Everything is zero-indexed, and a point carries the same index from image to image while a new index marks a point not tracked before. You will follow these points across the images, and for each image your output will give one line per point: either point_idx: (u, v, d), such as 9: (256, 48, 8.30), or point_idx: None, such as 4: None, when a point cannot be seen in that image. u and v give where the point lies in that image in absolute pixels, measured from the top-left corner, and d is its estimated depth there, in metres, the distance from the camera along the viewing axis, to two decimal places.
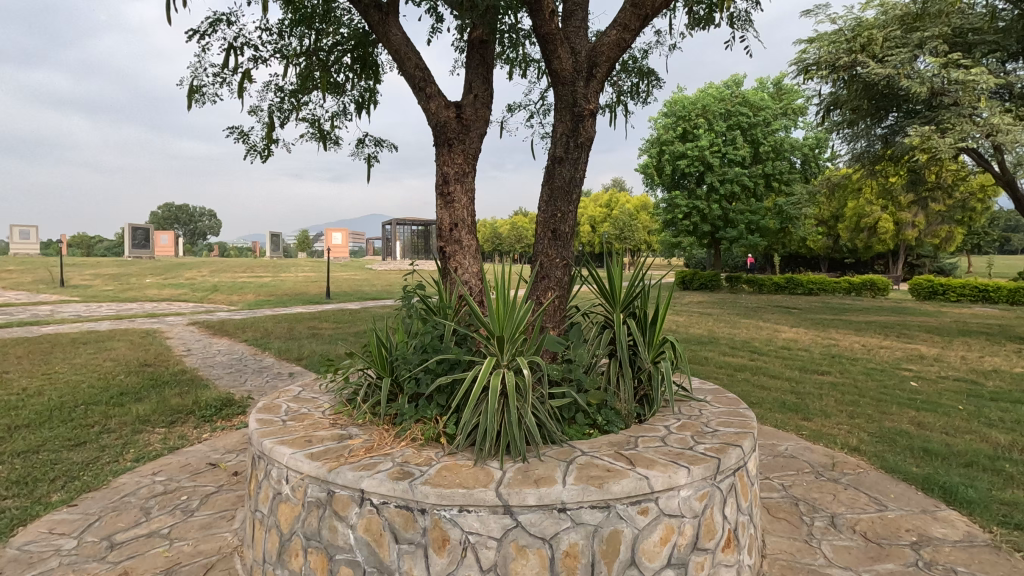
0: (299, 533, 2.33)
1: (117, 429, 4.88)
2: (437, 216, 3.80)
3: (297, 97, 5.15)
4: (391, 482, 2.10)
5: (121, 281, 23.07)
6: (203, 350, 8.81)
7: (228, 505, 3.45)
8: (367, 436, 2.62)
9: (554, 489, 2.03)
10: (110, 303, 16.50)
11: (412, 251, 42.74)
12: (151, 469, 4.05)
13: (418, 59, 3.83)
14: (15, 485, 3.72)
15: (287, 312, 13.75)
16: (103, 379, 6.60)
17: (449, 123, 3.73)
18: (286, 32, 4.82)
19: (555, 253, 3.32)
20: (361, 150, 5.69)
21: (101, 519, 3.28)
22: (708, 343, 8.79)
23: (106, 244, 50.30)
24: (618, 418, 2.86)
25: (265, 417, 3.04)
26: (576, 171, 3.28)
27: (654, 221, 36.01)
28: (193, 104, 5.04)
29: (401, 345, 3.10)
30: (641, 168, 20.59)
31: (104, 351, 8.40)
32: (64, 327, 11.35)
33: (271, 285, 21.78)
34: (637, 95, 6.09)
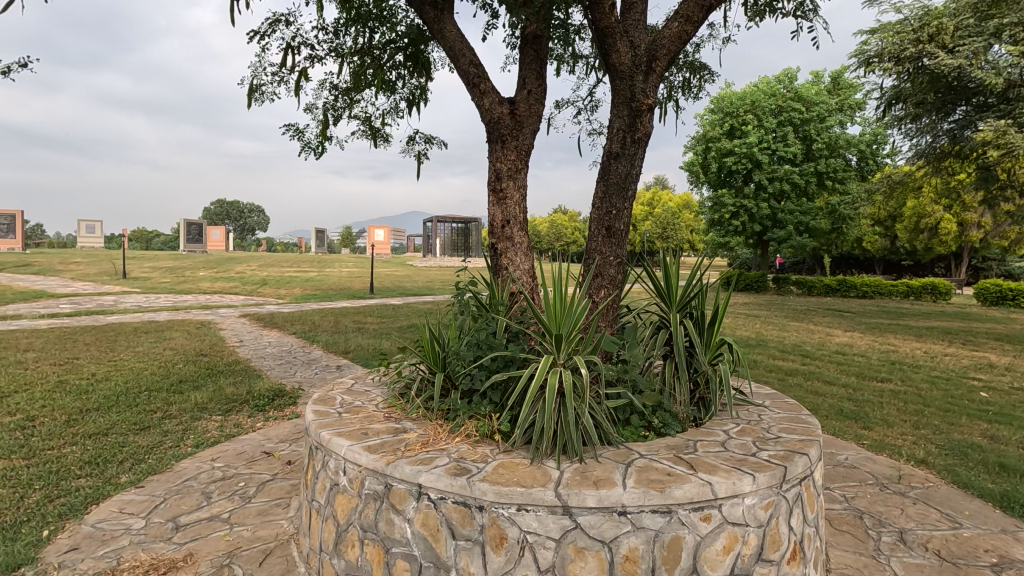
0: (356, 524, 2.37)
1: (178, 416, 5.09)
2: (489, 212, 3.80)
3: (351, 95, 5.26)
4: (448, 477, 2.10)
5: (177, 274, 24.19)
6: (254, 341, 9.13)
7: (282, 493, 3.54)
8: (421, 431, 2.63)
9: (614, 492, 1.98)
10: (169, 295, 17.32)
11: (452, 249, 43.25)
12: (210, 456, 4.21)
13: (472, 56, 3.83)
14: (88, 465, 3.94)
15: (332, 307, 14.08)
16: (164, 367, 6.92)
17: (503, 119, 3.71)
18: (341, 31, 4.91)
19: (610, 251, 3.28)
20: (411, 147, 5.76)
21: (166, 501, 3.42)
22: (757, 345, 8.53)
23: (163, 239, 52.92)
24: (674, 421, 2.78)
25: (321, 408, 3.11)
26: (632, 167, 3.22)
27: (698, 220, 35.24)
28: (253, 102, 5.22)
29: (454, 341, 3.11)
30: (686, 167, 20.14)
31: (164, 340, 8.81)
32: (127, 316, 11.98)
33: (317, 280, 22.37)
34: (689, 91, 5.96)
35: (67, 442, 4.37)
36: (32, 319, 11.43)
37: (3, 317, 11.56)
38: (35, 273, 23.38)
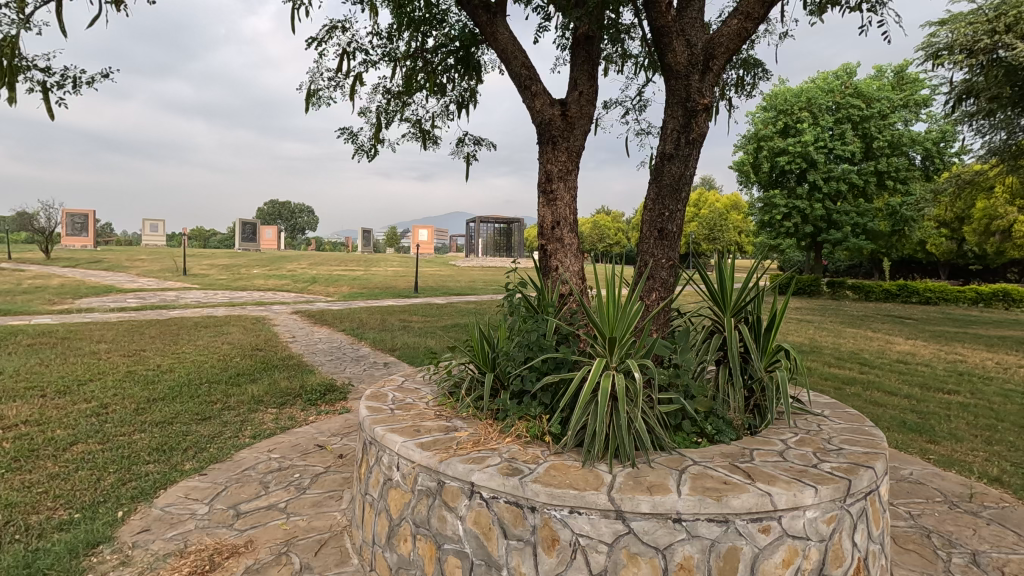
0: (408, 519, 2.42)
1: (236, 408, 5.32)
2: (539, 213, 3.82)
3: (403, 98, 5.37)
4: (501, 477, 2.12)
5: (233, 271, 25.33)
6: (306, 337, 9.46)
7: (335, 485, 3.66)
8: (472, 430, 2.66)
9: (669, 498, 1.95)
10: (225, 291, 18.12)
11: (494, 250, 43.55)
12: (267, 447, 4.38)
13: (524, 58, 3.85)
14: (157, 451, 4.18)
15: (377, 305, 14.39)
16: (222, 360, 7.25)
17: (554, 121, 3.72)
18: (394, 35, 5.03)
19: (662, 253, 3.23)
20: (460, 149, 5.85)
21: (227, 489, 3.59)
22: (811, 352, 8.22)
23: (220, 238, 55.47)
24: (729, 428, 2.71)
25: (374, 404, 3.19)
26: (687, 168, 3.16)
27: (747, 222, 34.21)
28: (310, 107, 5.40)
29: (504, 342, 3.13)
30: (735, 166, 19.56)
31: (222, 335, 9.24)
32: (188, 311, 12.62)
33: (364, 279, 22.95)
34: (742, 88, 5.79)
35: (136, 429, 4.64)
36: (103, 312, 12.19)
37: (78, 310, 12.38)
38: (105, 269, 24.93)
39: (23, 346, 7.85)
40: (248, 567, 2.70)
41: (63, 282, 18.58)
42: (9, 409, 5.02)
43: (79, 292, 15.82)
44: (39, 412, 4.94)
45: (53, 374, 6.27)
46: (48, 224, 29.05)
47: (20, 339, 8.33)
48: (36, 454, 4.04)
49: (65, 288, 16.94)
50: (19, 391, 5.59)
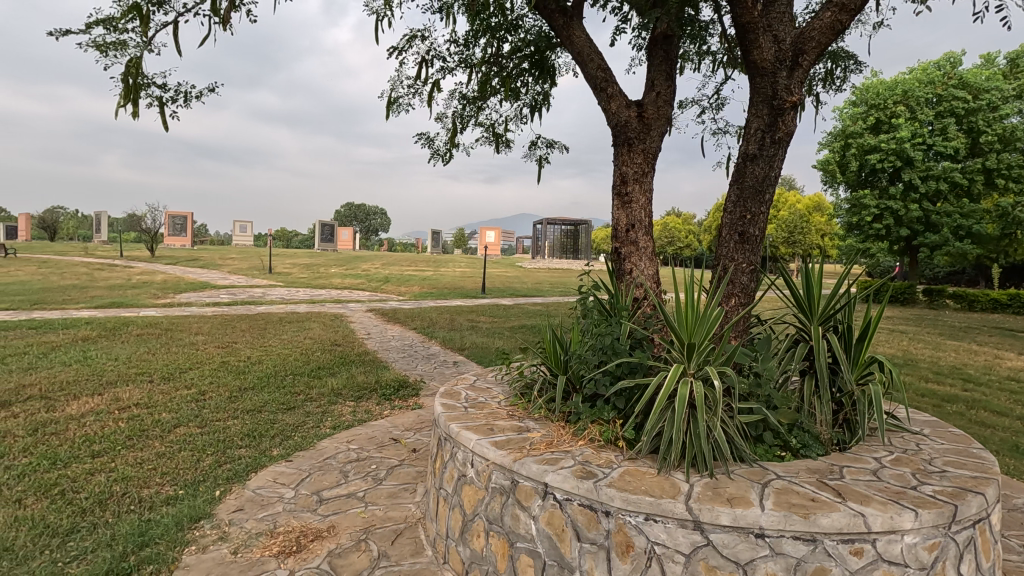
0: (482, 516, 2.47)
1: (317, 399, 5.63)
2: (613, 216, 3.81)
3: (478, 103, 5.49)
4: (575, 479, 2.12)
5: (312, 270, 26.77)
6: (380, 334, 9.85)
7: (410, 478, 3.79)
8: (545, 431, 2.69)
9: (751, 512, 1.88)
10: (305, 288, 19.19)
11: (562, 251, 43.47)
12: (346, 438, 4.61)
13: (600, 60, 3.83)
14: (249, 437, 4.50)
15: (446, 304, 14.74)
16: (304, 354, 7.68)
17: (630, 123, 3.68)
18: (471, 42, 5.15)
19: (743, 257, 3.13)
20: (532, 151, 5.92)
21: (311, 476, 3.81)
22: (905, 366, 7.60)
23: (301, 238, 58.82)
24: (816, 443, 2.57)
25: (448, 401, 3.29)
26: (771, 169, 3.04)
27: (831, 224, 32.10)
28: (391, 114, 5.63)
29: (576, 344, 3.15)
30: (819, 165, 18.43)
31: (304, 330, 9.80)
32: (273, 307, 13.48)
33: (433, 279, 23.57)
34: (831, 83, 5.48)
35: (230, 415, 5.02)
36: (200, 306, 13.27)
37: (179, 304, 13.54)
38: (202, 267, 27.09)
39: (133, 336, 8.68)
40: (331, 550, 2.86)
41: (166, 278, 20.41)
42: (123, 392, 5.58)
43: (180, 287, 17.30)
44: (148, 396, 5.46)
45: (159, 362, 6.89)
46: (153, 225, 31.89)
47: (131, 329, 9.22)
48: (146, 434, 4.47)
49: (168, 283, 18.53)
50: (131, 376, 6.19)
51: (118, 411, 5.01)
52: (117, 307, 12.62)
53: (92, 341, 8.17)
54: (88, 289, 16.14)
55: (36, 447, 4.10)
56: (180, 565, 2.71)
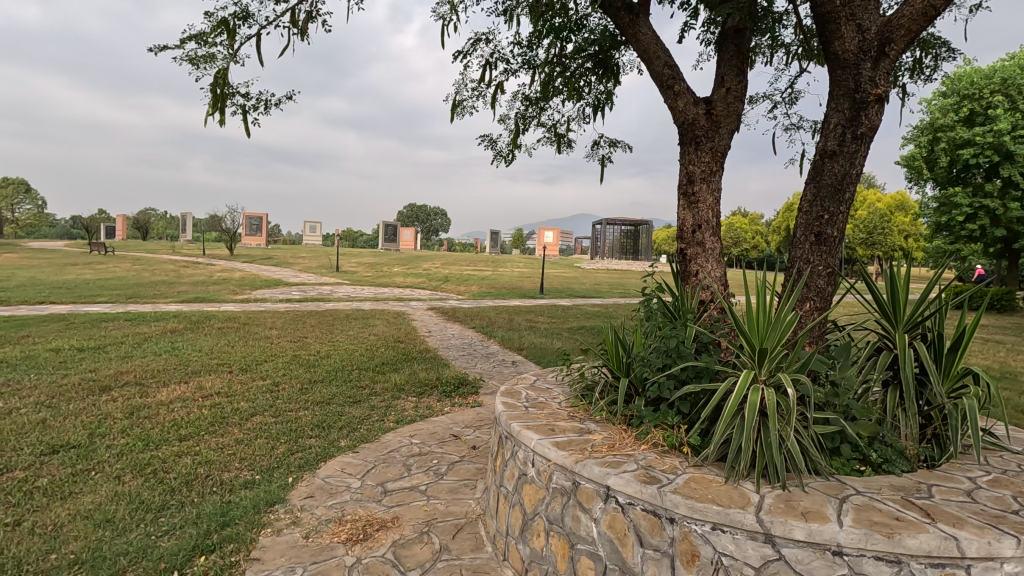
0: (542, 515, 2.48)
1: (381, 393, 5.83)
2: (678, 216, 3.73)
3: (540, 103, 5.50)
4: (638, 484, 2.09)
5: (376, 269, 27.69)
6: (440, 332, 10.06)
7: (470, 475, 3.86)
8: (606, 434, 2.66)
9: (828, 528, 1.79)
10: (370, 287, 19.90)
11: (621, 252, 42.84)
12: (408, 432, 4.74)
13: (667, 57, 3.75)
14: (319, 427, 4.73)
15: (505, 304, 14.88)
16: (369, 350, 7.96)
17: (698, 120, 3.58)
18: (534, 43, 5.17)
19: (819, 259, 2.98)
20: (595, 151, 5.89)
21: (376, 467, 3.95)
22: (1002, 379, 6.95)
23: (365, 238, 61.01)
24: (900, 458, 2.41)
25: (509, 400, 3.33)
26: (852, 166, 2.87)
27: (916, 224, 29.80)
28: (455, 116, 5.76)
29: (639, 347, 3.10)
30: (903, 161, 17.19)
31: (368, 326, 10.16)
32: (340, 304, 14.05)
33: (492, 279, 23.83)
34: (920, 72, 5.10)
35: (301, 406, 5.28)
36: (274, 302, 14.03)
37: (255, 300, 14.37)
38: (276, 265, 28.63)
39: (214, 329, 9.30)
40: (395, 540, 2.95)
41: (243, 275, 21.71)
42: (206, 381, 6.00)
43: (256, 284, 18.38)
44: (228, 386, 5.84)
45: (237, 354, 7.35)
46: (233, 226, 34.11)
47: (213, 323, 9.89)
48: (226, 420, 4.79)
49: (245, 280, 19.73)
50: (213, 366, 6.64)
51: (202, 399, 5.38)
52: (200, 301, 13.56)
53: (179, 333, 8.83)
54: (175, 285, 17.42)
55: (132, 429, 4.47)
56: (257, 545, 2.88)
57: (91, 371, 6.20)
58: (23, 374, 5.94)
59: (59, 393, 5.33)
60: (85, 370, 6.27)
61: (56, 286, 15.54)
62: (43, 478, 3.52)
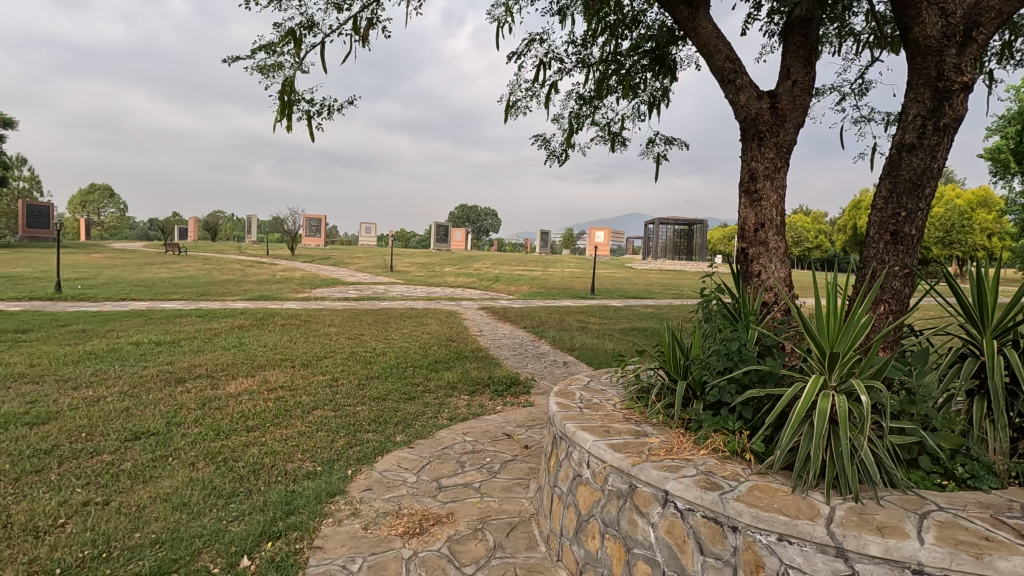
0: (597, 517, 2.45)
1: (435, 391, 5.94)
2: (740, 214, 3.61)
3: (594, 102, 5.46)
4: (698, 489, 2.04)
5: (428, 269, 28.22)
6: (492, 332, 10.14)
7: (523, 473, 3.88)
8: (663, 437, 2.61)
9: (907, 545, 1.68)
10: (423, 286, 20.27)
11: (675, 252, 41.86)
12: (461, 429, 4.81)
13: (728, 51, 3.65)
14: (376, 422, 4.87)
15: (556, 305, 14.83)
16: (423, 348, 8.13)
17: (762, 115, 3.45)
18: (589, 42, 5.13)
19: (895, 259, 2.81)
20: (650, 149, 5.79)
21: (431, 463, 4.03)
22: None
23: (418, 239, 62.31)
24: (987, 473, 2.24)
25: (563, 400, 3.32)
26: (934, 160, 2.70)
27: (1001, 222, 27.55)
28: (509, 117, 5.80)
29: (698, 349, 3.02)
30: (987, 155, 15.94)
31: (422, 325, 10.36)
32: (394, 302, 14.42)
33: (542, 279, 23.81)
34: (1010, 57, 4.72)
35: (358, 401, 5.46)
36: (332, 300, 14.55)
37: (314, 298, 14.94)
38: (333, 265, 29.67)
39: (278, 325, 9.74)
40: (450, 535, 3.00)
41: (303, 274, 22.62)
42: (271, 375, 6.30)
43: (316, 283, 19.13)
44: (291, 380, 6.11)
45: (299, 350, 7.68)
46: (294, 227, 35.66)
47: (277, 319, 10.37)
48: (290, 413, 5.00)
49: (305, 279, 20.58)
50: (277, 361, 6.96)
51: (267, 392, 5.66)
52: (264, 299, 14.25)
53: (246, 329, 9.31)
54: (242, 283, 18.37)
55: (204, 419, 4.74)
56: (319, 534, 3.00)
57: (167, 364, 6.63)
58: (109, 365, 6.42)
59: (140, 383, 5.73)
60: (162, 362, 6.71)
61: (137, 283, 16.70)
62: (127, 462, 3.80)
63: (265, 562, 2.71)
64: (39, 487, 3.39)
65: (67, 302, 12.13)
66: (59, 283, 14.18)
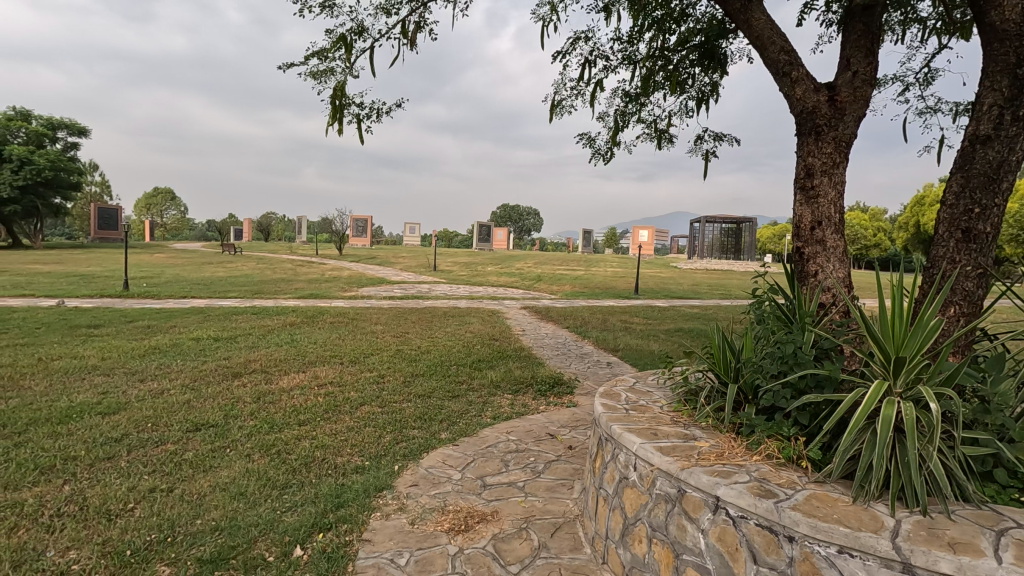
0: (644, 521, 2.42)
1: (479, 390, 5.98)
2: (795, 212, 3.48)
3: (640, 99, 5.38)
4: (752, 496, 1.97)
5: (471, 268, 28.43)
6: (534, 332, 10.12)
7: (567, 474, 3.86)
8: (713, 442, 2.53)
9: (982, 564, 1.58)
10: (465, 286, 20.44)
11: (722, 251, 40.71)
12: (505, 428, 4.82)
13: (784, 42, 3.51)
14: (421, 419, 4.94)
15: (599, 305, 14.68)
16: (467, 347, 8.19)
17: (820, 108, 3.31)
18: (635, 38, 5.05)
19: (967, 259, 2.64)
20: (699, 146, 5.65)
21: (475, 461, 4.07)
22: None
23: (460, 239, 62.94)
24: None
25: (608, 402, 3.28)
26: (1012, 152, 2.52)
27: None
28: (554, 116, 5.78)
29: (749, 352, 2.92)
30: None
31: (465, 324, 10.46)
32: (438, 302, 14.61)
33: (585, 279, 23.62)
34: None
35: (404, 398, 5.56)
36: (378, 299, 14.88)
37: (361, 296, 15.33)
38: (379, 264, 30.34)
39: (327, 323, 10.02)
40: (495, 534, 3.01)
41: (350, 273, 23.22)
42: (321, 371, 6.49)
43: (362, 282, 19.62)
44: (340, 376, 6.28)
45: (347, 347, 7.89)
46: (342, 228, 36.62)
47: (326, 317, 10.68)
48: (339, 408, 5.15)
49: (353, 278, 21.10)
50: (326, 358, 7.17)
51: (317, 387, 5.84)
52: (314, 298, 14.69)
53: (297, 326, 9.62)
54: (293, 282, 18.98)
55: (259, 412, 4.94)
56: (368, 528, 3.07)
57: (224, 359, 6.94)
58: (171, 359, 6.77)
59: (200, 377, 6.02)
60: (220, 357, 7.02)
61: (196, 282, 17.56)
62: (188, 452, 3.99)
63: (317, 553, 2.79)
64: (111, 473, 3.61)
65: (134, 299, 12.85)
66: (126, 281, 15.05)
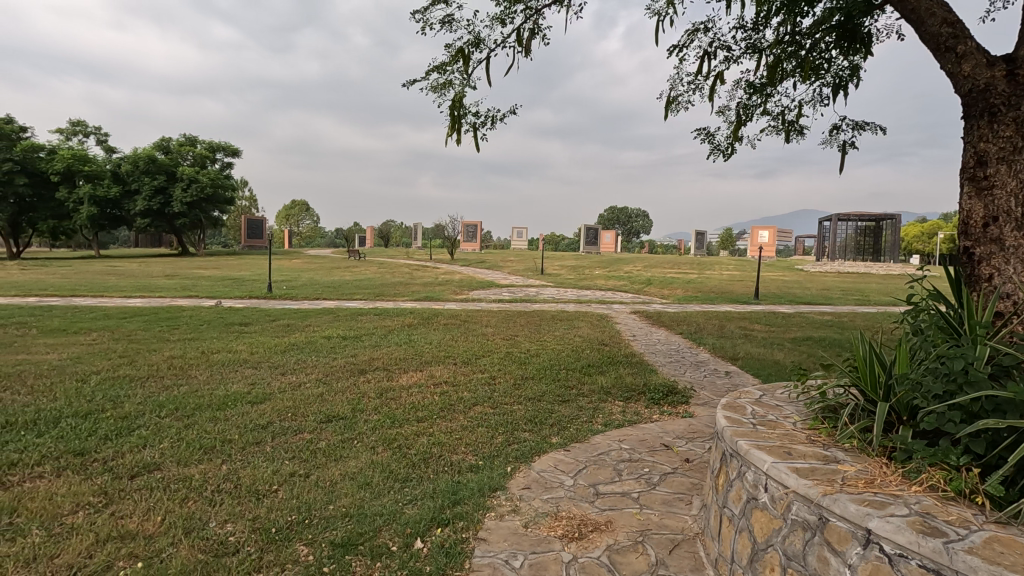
0: (778, 548, 2.21)
1: (589, 395, 5.91)
2: (964, 206, 3.05)
3: (765, 89, 5.01)
4: (913, 533, 1.72)
5: (578, 272, 28.27)
6: (645, 337, 9.81)
7: (685, 488, 3.67)
8: (861, 466, 2.26)
9: None
10: (573, 289, 20.36)
11: (857, 252, 36.78)
12: (617, 436, 4.71)
13: (946, 12, 3.09)
14: (532, 422, 4.98)
15: (715, 310, 13.91)
16: (576, 351, 8.13)
17: (995, 85, 2.88)
18: (761, 24, 4.72)
19: None
20: (834, 136, 5.15)
21: (587, 467, 4.01)
22: None
23: (568, 241, 62.89)
24: None
25: (732, 415, 3.06)
26: None
27: None
28: (669, 113, 5.57)
29: (904, 366, 2.58)
30: None
31: (573, 328, 10.42)
32: (546, 305, 14.69)
33: (699, 282, 22.52)
34: None
35: (514, 400, 5.64)
36: (488, 302, 15.28)
37: (472, 299, 15.85)
38: (489, 268, 31.25)
39: (442, 325, 10.48)
40: (609, 544, 2.94)
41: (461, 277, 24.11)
42: (436, 370, 6.79)
43: (473, 285, 20.28)
44: (454, 376, 6.52)
45: (460, 348, 8.18)
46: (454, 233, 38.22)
47: (440, 319, 11.17)
48: (453, 407, 5.34)
49: (464, 281, 21.89)
50: (441, 358, 7.48)
51: (433, 386, 6.11)
52: (430, 299, 15.45)
53: (414, 327, 10.17)
54: (410, 285, 20.09)
55: (381, 407, 5.27)
56: (482, 526, 3.13)
57: (351, 356, 7.51)
58: (307, 355, 7.46)
59: (330, 373, 6.56)
60: (347, 354, 7.61)
61: (327, 285, 19.25)
62: (321, 442, 4.36)
63: (435, 547, 2.89)
64: (259, 456, 4.04)
65: (276, 301, 14.36)
66: (270, 284, 16.86)
